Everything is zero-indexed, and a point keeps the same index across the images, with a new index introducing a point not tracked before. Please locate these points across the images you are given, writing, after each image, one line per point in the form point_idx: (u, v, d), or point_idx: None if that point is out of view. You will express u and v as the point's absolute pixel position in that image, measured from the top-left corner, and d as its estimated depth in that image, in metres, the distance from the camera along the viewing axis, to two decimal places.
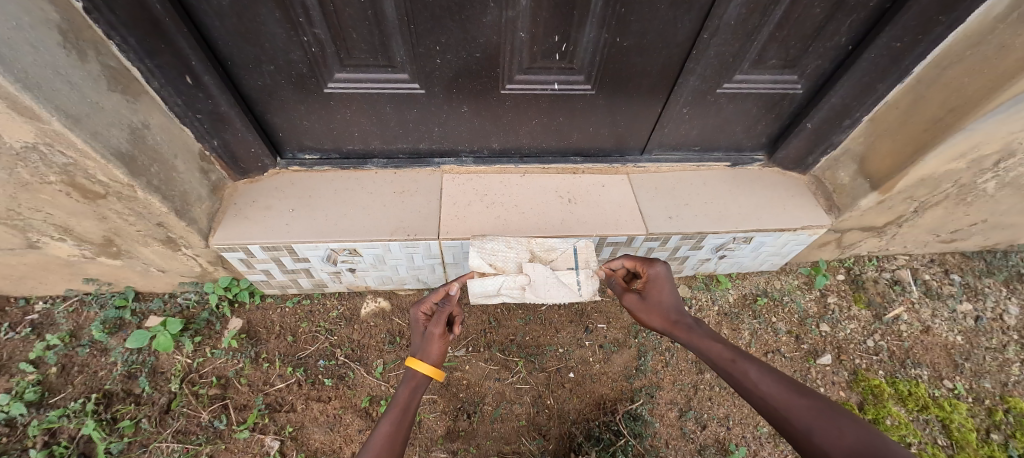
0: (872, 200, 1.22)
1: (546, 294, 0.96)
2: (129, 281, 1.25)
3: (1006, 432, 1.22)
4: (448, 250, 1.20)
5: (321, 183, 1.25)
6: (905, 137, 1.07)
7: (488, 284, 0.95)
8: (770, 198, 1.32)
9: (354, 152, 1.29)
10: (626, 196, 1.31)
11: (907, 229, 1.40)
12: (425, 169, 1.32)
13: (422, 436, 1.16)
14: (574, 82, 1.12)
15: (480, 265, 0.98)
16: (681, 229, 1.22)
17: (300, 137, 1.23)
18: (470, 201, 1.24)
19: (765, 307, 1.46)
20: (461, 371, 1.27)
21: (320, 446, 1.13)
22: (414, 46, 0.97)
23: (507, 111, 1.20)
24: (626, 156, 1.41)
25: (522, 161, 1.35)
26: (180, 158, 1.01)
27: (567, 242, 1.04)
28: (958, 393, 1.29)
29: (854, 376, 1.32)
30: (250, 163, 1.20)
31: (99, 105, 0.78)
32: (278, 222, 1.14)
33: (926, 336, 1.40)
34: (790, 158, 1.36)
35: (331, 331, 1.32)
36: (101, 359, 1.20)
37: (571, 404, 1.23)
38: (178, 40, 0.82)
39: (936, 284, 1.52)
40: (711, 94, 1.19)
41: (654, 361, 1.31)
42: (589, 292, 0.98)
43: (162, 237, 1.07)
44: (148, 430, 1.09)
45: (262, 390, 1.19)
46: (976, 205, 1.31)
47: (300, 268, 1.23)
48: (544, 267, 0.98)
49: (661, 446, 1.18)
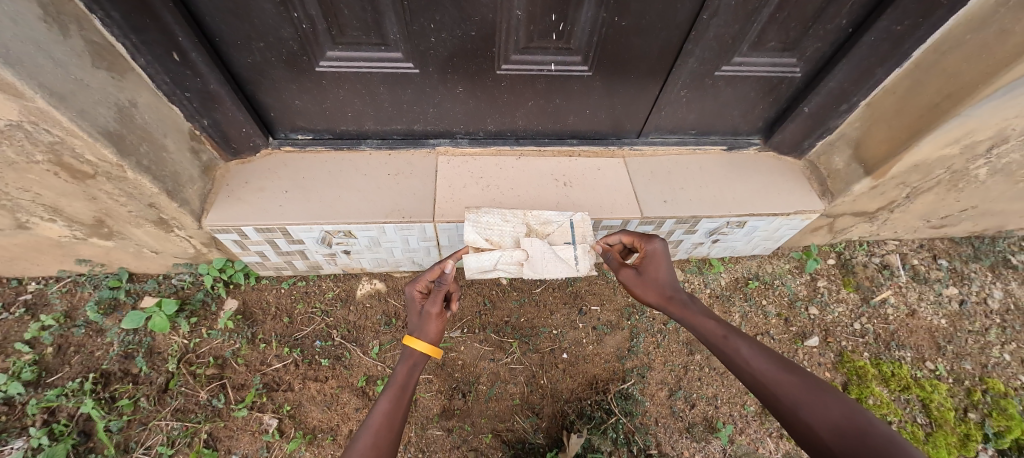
0: (865, 186, 1.23)
1: (544, 269, 0.94)
2: (122, 262, 1.24)
3: (983, 411, 1.26)
4: (444, 233, 1.20)
5: (315, 164, 1.24)
6: (900, 123, 1.07)
7: (484, 259, 0.94)
8: (765, 183, 1.33)
9: (347, 132, 1.27)
10: (622, 179, 1.31)
11: (898, 214, 1.42)
12: (421, 150, 1.30)
13: (419, 414, 1.18)
14: (571, 63, 1.11)
15: (474, 240, 0.98)
16: (676, 213, 1.23)
17: (292, 117, 1.21)
18: (465, 184, 1.23)
19: (756, 290, 1.48)
20: (456, 351, 1.29)
21: (318, 424, 1.15)
22: (408, 23, 0.94)
23: (503, 92, 1.18)
24: (622, 138, 1.40)
25: (518, 143, 1.34)
26: (169, 137, 1.00)
27: (564, 216, 1.05)
28: (939, 374, 1.33)
29: (840, 357, 1.35)
30: (242, 142, 1.18)
31: (84, 82, 0.76)
32: (271, 204, 1.13)
33: (912, 319, 1.43)
34: (787, 142, 1.36)
35: (327, 312, 1.32)
36: (98, 339, 1.21)
37: (564, 384, 1.26)
38: (164, 15, 0.79)
39: (924, 269, 1.54)
40: (709, 77, 1.17)
41: (646, 342, 1.34)
42: (586, 267, 0.98)
43: (154, 219, 1.07)
44: (147, 408, 1.10)
45: (259, 370, 1.20)
46: (967, 191, 1.32)
47: (294, 250, 1.22)
48: (542, 242, 0.96)
49: (651, 424, 1.21)
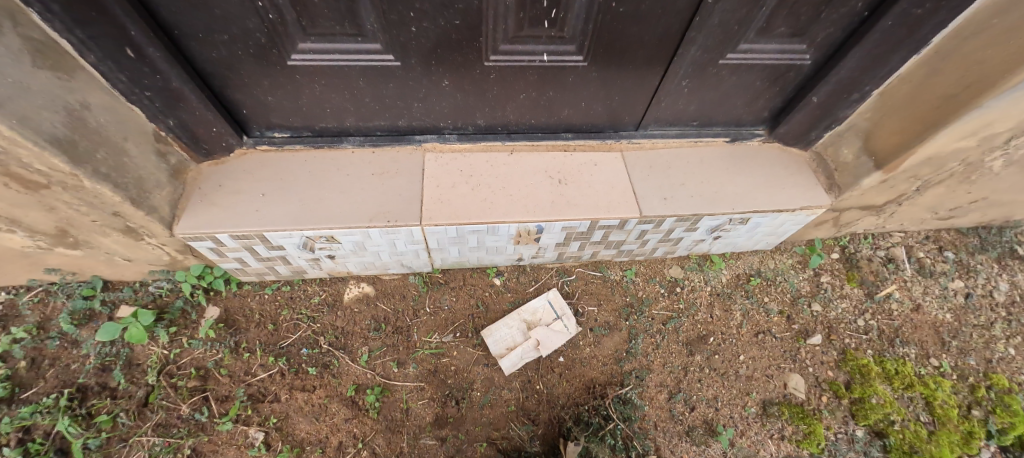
0: (875, 180, 1.17)
1: (552, 345, 1.27)
2: (95, 271, 1.18)
3: (987, 408, 1.23)
4: (432, 235, 1.14)
5: (294, 165, 1.16)
6: (916, 114, 1.00)
7: (513, 358, 1.24)
8: (769, 177, 1.26)
9: (327, 129, 1.20)
10: (619, 175, 1.24)
11: (906, 207, 1.37)
12: (406, 147, 1.23)
13: (411, 424, 1.15)
14: (564, 52, 1.03)
15: (500, 352, 1.25)
16: (676, 211, 1.17)
17: (267, 115, 1.13)
18: (454, 183, 1.16)
19: (757, 287, 1.44)
20: (448, 357, 1.25)
21: (306, 436, 1.11)
22: (385, 11, 0.86)
23: (491, 84, 1.10)
24: (619, 131, 1.33)
25: (510, 138, 1.27)
26: (130, 140, 0.92)
27: (543, 298, 1.34)
28: (943, 370, 1.30)
29: (843, 355, 1.32)
30: (214, 142, 1.10)
31: (24, 86, 0.68)
32: (247, 209, 1.06)
33: (916, 314, 1.40)
34: (793, 133, 1.29)
35: (313, 318, 1.27)
36: (74, 352, 1.16)
37: (561, 388, 1.23)
38: (110, 5, 0.70)
39: (929, 262, 1.50)
40: (712, 65, 1.10)
41: (645, 343, 1.31)
42: (574, 326, 1.31)
43: (121, 227, 1.00)
44: (126, 424, 1.06)
45: (244, 381, 1.15)
46: (979, 183, 1.26)
47: (275, 255, 1.16)
48: (542, 329, 1.28)
49: (650, 429, 1.18)
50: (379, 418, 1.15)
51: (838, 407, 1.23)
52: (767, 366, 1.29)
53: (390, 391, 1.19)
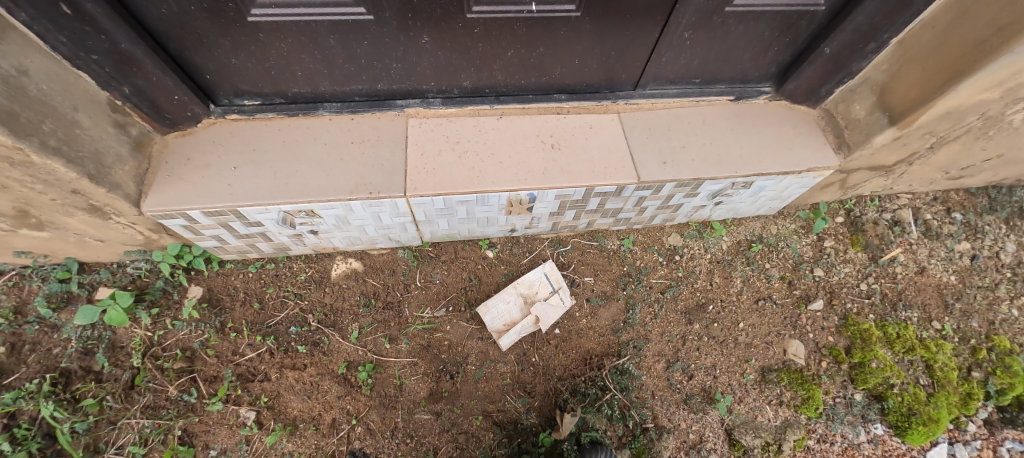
0: (887, 137, 1.09)
1: (550, 320, 1.24)
2: (67, 252, 1.12)
3: (986, 370, 1.22)
4: (419, 207, 1.08)
5: (268, 134, 1.09)
6: (937, 64, 0.92)
7: (511, 335, 1.21)
8: (775, 137, 1.19)
9: (301, 95, 1.11)
10: (616, 138, 1.17)
11: (917, 167, 1.30)
12: (388, 113, 1.15)
13: (405, 399, 1.14)
14: (556, 1, 0.92)
15: (498, 327, 1.22)
16: (675, 175, 1.10)
17: (233, 80, 1.03)
18: (440, 150, 1.09)
19: (759, 253, 1.40)
20: (442, 332, 1.22)
21: (299, 414, 1.11)
22: None
23: (476, 41, 1.01)
24: (616, 91, 1.24)
25: (498, 100, 1.19)
26: (81, 111, 0.83)
27: (538, 272, 1.29)
28: (945, 334, 1.28)
29: (844, 321, 1.29)
30: (177, 112, 1.01)
31: None
32: (219, 183, 1.00)
33: (920, 277, 1.37)
34: (801, 89, 1.21)
35: (300, 295, 1.24)
36: (54, 336, 1.11)
37: (557, 361, 1.21)
38: None
39: (936, 224, 1.45)
40: (718, 14, 0.99)
41: (643, 313, 1.28)
42: (570, 298, 1.28)
43: (85, 206, 0.94)
44: (113, 407, 1.04)
45: (232, 361, 1.13)
46: (996, 139, 1.19)
47: (255, 232, 1.10)
48: (540, 303, 1.24)
49: (647, 398, 1.17)
50: (373, 394, 1.14)
51: (838, 372, 1.21)
52: (767, 333, 1.27)
53: (383, 368, 1.17)
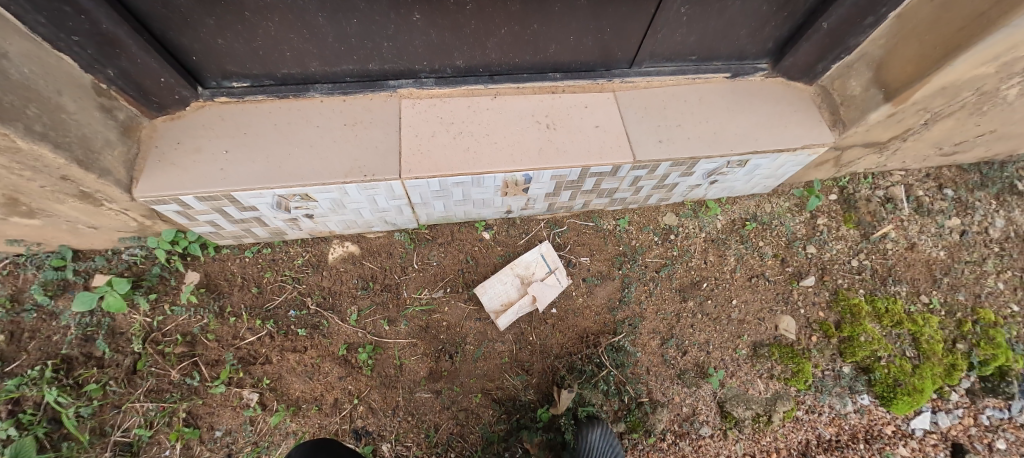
0: (882, 114, 1.10)
1: (547, 299, 1.25)
2: (61, 240, 1.11)
3: (971, 341, 1.26)
4: (414, 190, 1.07)
5: (258, 117, 1.07)
6: (935, 39, 0.91)
7: (508, 315, 1.23)
8: (771, 115, 1.19)
9: (291, 76, 1.08)
10: (611, 117, 1.16)
11: (910, 143, 1.31)
12: (380, 94, 1.14)
13: (405, 379, 1.16)
14: None
15: (495, 308, 1.23)
16: (671, 154, 1.10)
17: (220, 61, 1.00)
18: (434, 132, 1.08)
19: (753, 231, 1.41)
20: (440, 313, 1.24)
21: (301, 395, 1.13)
22: None
23: (468, 18, 0.97)
24: (612, 70, 1.23)
25: (492, 80, 1.17)
26: (65, 95, 0.81)
27: (535, 253, 1.30)
28: (932, 307, 1.31)
29: (834, 296, 1.32)
30: (164, 95, 0.99)
31: None
32: (211, 167, 0.99)
33: (910, 252, 1.39)
34: (798, 66, 1.20)
35: (298, 279, 1.24)
36: (53, 323, 1.11)
37: (554, 339, 1.23)
38: None
39: (928, 201, 1.47)
40: None
41: (638, 291, 1.30)
42: (566, 279, 1.29)
43: (76, 193, 0.93)
44: (117, 391, 1.06)
45: (232, 345, 1.15)
46: (990, 114, 1.20)
47: (250, 217, 1.10)
48: (537, 283, 1.26)
49: (642, 374, 1.20)
50: (374, 374, 1.16)
51: (827, 346, 1.25)
52: (759, 309, 1.30)
53: (383, 349, 1.19)
